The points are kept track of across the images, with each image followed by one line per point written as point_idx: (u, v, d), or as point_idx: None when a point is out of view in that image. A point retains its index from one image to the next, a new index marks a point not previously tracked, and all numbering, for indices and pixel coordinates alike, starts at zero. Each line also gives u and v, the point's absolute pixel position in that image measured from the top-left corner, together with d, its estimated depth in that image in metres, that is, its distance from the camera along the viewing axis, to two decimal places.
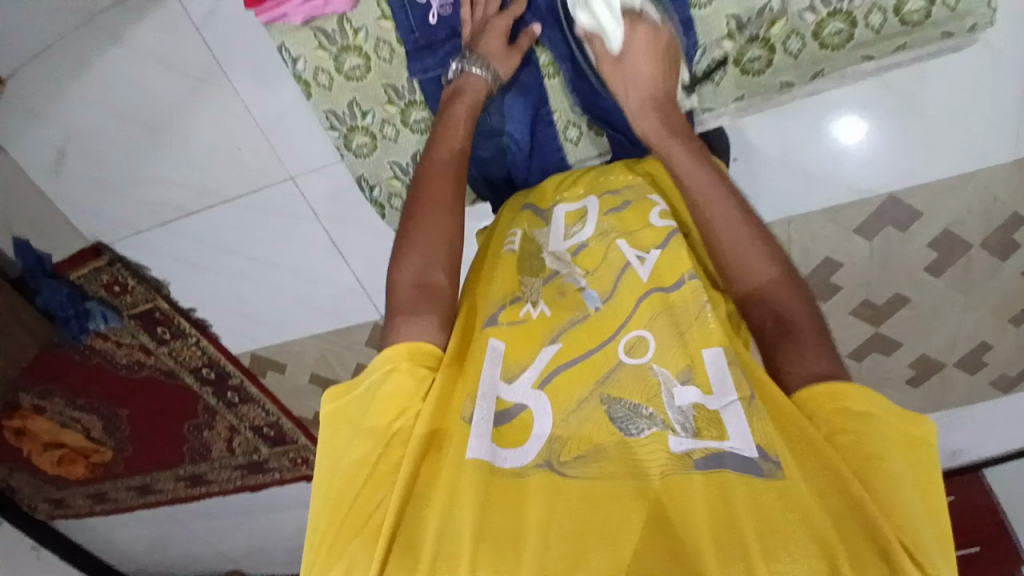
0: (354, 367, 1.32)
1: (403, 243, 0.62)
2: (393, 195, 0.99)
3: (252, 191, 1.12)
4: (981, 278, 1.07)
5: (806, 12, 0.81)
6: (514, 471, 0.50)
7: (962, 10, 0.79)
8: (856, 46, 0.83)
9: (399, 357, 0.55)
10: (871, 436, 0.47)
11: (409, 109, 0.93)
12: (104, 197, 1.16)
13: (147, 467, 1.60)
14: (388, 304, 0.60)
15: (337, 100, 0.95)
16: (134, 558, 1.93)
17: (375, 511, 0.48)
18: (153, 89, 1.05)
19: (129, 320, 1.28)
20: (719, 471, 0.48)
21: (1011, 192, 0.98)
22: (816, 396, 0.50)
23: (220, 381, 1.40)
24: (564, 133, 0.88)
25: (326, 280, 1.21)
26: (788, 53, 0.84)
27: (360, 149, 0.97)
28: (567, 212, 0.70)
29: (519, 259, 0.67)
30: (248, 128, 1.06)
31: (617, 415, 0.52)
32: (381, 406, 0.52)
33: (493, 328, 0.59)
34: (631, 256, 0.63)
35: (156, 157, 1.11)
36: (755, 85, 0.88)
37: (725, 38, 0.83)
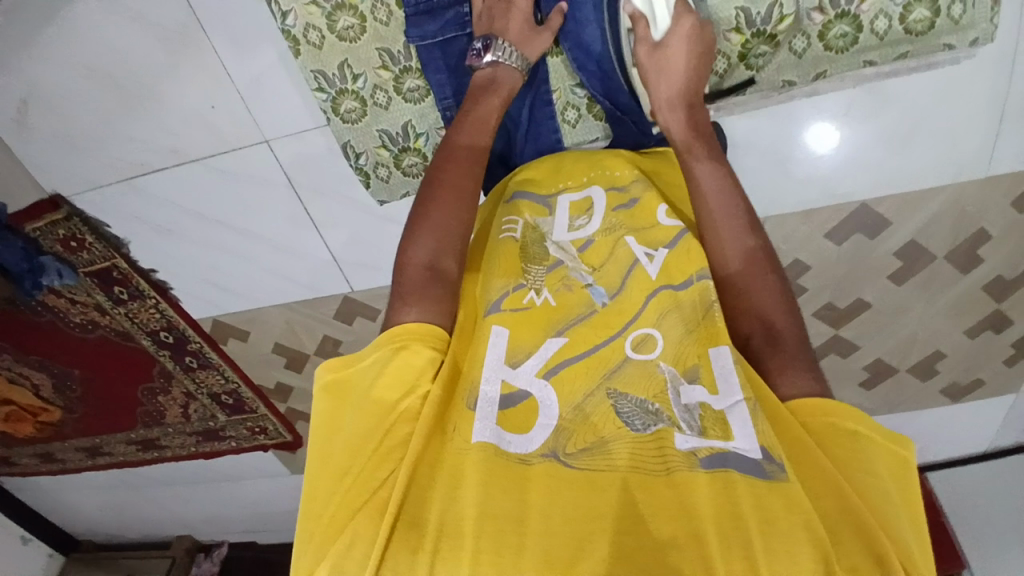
0: (320, 339, 1.32)
1: (419, 222, 0.65)
2: (380, 163, 0.99)
3: (224, 153, 1.07)
4: (943, 291, 1.10)
5: (814, 11, 0.80)
6: (520, 457, 0.50)
7: (966, 22, 0.79)
8: (859, 50, 0.83)
9: (410, 336, 0.55)
10: (860, 451, 0.49)
11: (403, 76, 0.91)
12: (61, 146, 1.08)
13: (97, 430, 1.55)
14: (398, 282, 0.61)
15: (327, 60, 0.90)
16: (77, 518, 1.88)
17: (380, 487, 0.47)
18: (120, 38, 0.97)
19: (86, 278, 1.22)
20: (725, 471, 0.49)
21: (978, 208, 1.00)
22: (807, 408, 0.53)
23: (178, 346, 1.35)
24: (563, 115, 0.86)
25: (297, 250, 1.18)
26: (792, 52, 0.84)
27: (349, 113, 0.94)
28: (571, 202, 0.71)
29: (523, 246, 0.67)
30: (222, 86, 1.00)
31: (624, 410, 0.53)
32: (390, 382, 0.52)
33: (496, 314, 0.60)
34: (639, 252, 0.65)
35: (122, 108, 1.04)
36: (756, 81, 0.86)
37: (733, 31, 0.81)
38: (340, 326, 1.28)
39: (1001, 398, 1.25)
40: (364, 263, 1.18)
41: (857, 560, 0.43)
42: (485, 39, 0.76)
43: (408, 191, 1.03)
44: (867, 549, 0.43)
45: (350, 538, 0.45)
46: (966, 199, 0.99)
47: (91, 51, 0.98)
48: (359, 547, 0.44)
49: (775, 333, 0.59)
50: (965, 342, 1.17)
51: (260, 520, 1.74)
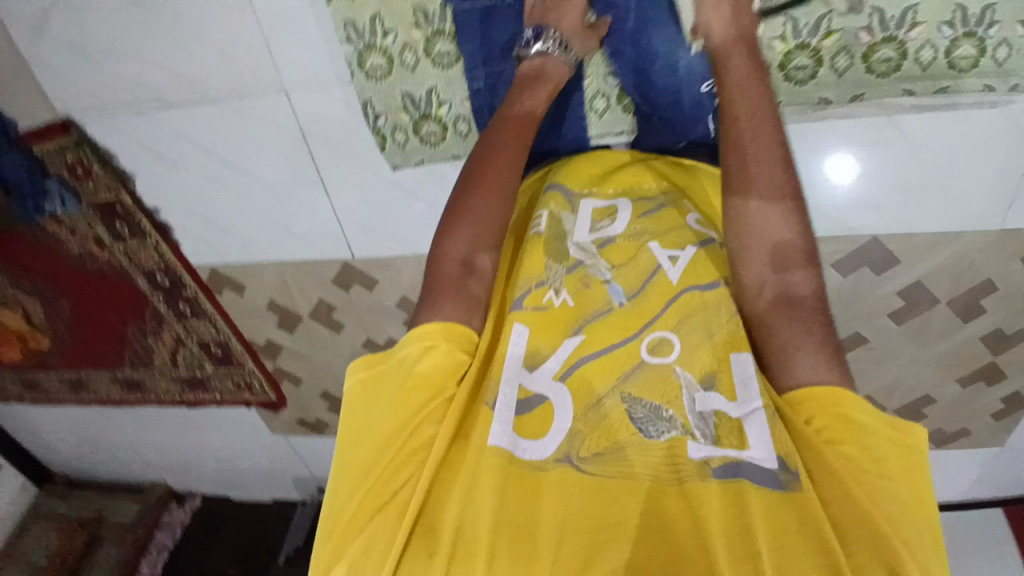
0: (315, 302, 1.32)
1: (452, 219, 0.63)
2: (398, 126, 0.99)
3: (242, 98, 1.04)
4: (940, 337, 1.10)
5: (862, 31, 0.79)
6: (535, 463, 0.51)
7: (1008, 67, 0.78)
8: (900, 79, 0.82)
9: (440, 337, 0.56)
10: (868, 441, 0.49)
11: (434, 40, 0.89)
12: (72, 68, 1.04)
13: (82, 363, 1.54)
14: (430, 280, 0.61)
15: (360, 11, 0.89)
16: (49, 448, 1.87)
17: (401, 489, 0.49)
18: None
19: (89, 209, 1.22)
20: (737, 480, 0.49)
21: (988, 259, 0.99)
22: (815, 397, 0.52)
23: (173, 290, 1.35)
24: (591, 102, 0.84)
25: (303, 210, 1.17)
26: (833, 70, 0.83)
27: (374, 70, 0.93)
28: (594, 207, 0.70)
29: (546, 241, 0.65)
30: (247, 27, 0.96)
31: (637, 415, 0.53)
32: (418, 383, 0.53)
33: (518, 312, 0.59)
34: (662, 257, 0.64)
35: (140, 38, 1.00)
36: (794, 94, 0.86)
37: (778, 39, 0.81)
38: (336, 291, 1.28)
39: (980, 451, 1.26)
40: (369, 232, 1.18)
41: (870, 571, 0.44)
42: (537, 28, 0.76)
43: (422, 160, 1.03)
44: (879, 557, 0.44)
45: (371, 537, 0.47)
46: (979, 247, 0.98)
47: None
48: (379, 546, 0.46)
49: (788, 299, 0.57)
50: (954, 390, 1.17)
51: (234, 473, 1.75)
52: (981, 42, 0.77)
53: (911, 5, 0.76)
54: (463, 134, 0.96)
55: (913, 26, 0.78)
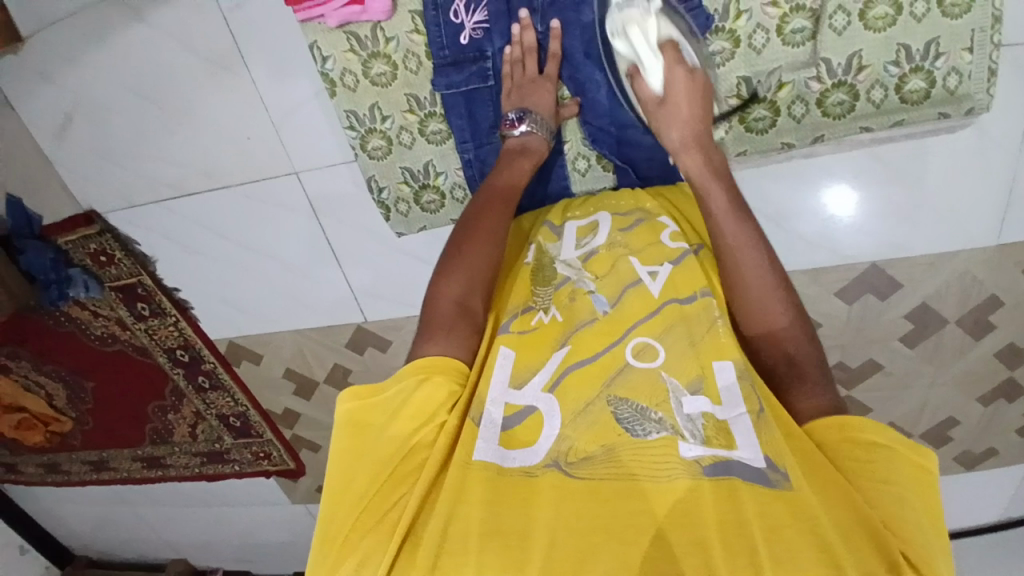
0: (330, 367, 1.35)
1: (447, 265, 0.67)
2: (401, 199, 1.03)
3: (254, 180, 1.12)
4: (953, 356, 1.10)
5: (812, 80, 0.85)
6: (524, 471, 0.52)
7: (962, 92, 0.82)
8: (856, 117, 0.86)
9: (434, 368, 0.58)
10: (881, 462, 0.50)
11: (428, 120, 0.96)
12: (104, 164, 1.15)
13: (104, 444, 1.57)
14: (428, 317, 0.64)
15: (359, 102, 0.96)
16: (76, 534, 1.88)
17: (392, 509, 0.50)
18: (166, 65, 1.04)
19: (110, 292, 1.26)
20: (728, 478, 0.49)
21: (989, 274, 1.01)
22: (826, 426, 0.54)
23: (193, 364, 1.38)
24: (574, 163, 0.91)
25: (317, 281, 1.22)
26: (791, 117, 0.88)
27: (375, 151, 0.99)
28: (578, 226, 0.75)
29: (534, 270, 0.70)
30: (260, 118, 1.06)
31: (624, 416, 0.54)
32: (410, 412, 0.55)
33: (505, 335, 0.64)
34: (642, 272, 0.67)
35: (166, 136, 1.10)
36: (757, 143, 0.90)
37: (735, 97, 0.87)
38: (351, 355, 1.31)
39: (1013, 470, 1.23)
40: (381, 295, 1.21)
41: (873, 568, 0.43)
42: (520, 111, 0.81)
43: (425, 226, 1.06)
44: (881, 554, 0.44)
45: (362, 558, 0.48)
46: (979, 264, 1.00)
47: (140, 77, 1.05)
48: (371, 563, 0.48)
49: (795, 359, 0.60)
50: (976, 410, 1.16)
51: (257, 547, 1.74)
52: (929, 74, 0.82)
53: (855, 52, 0.83)
54: (461, 201, 1.01)
55: (860, 70, 0.84)
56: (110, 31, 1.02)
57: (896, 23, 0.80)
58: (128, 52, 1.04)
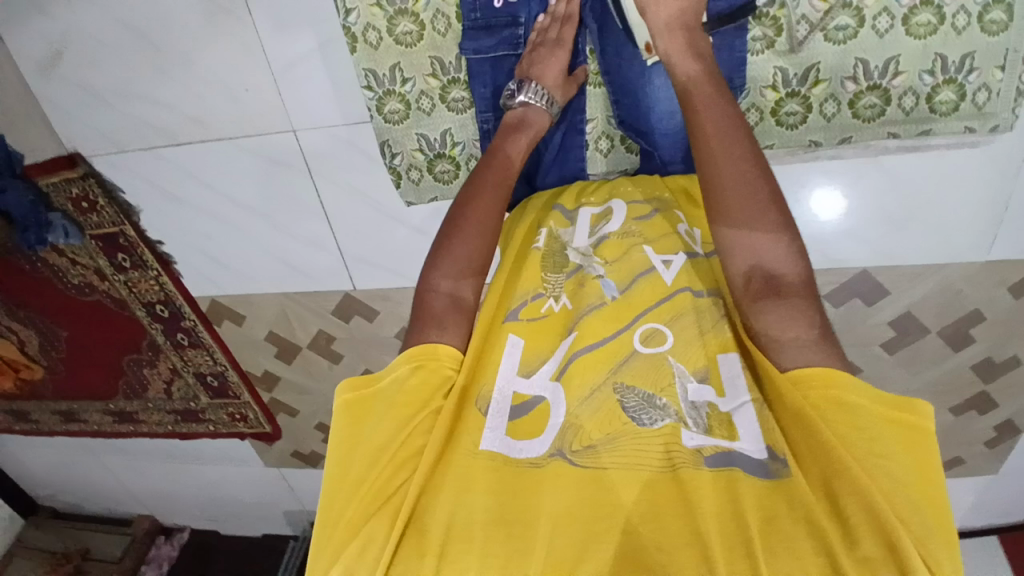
0: (314, 333, 1.33)
1: (441, 253, 0.66)
2: (413, 166, 1.01)
3: (249, 135, 1.08)
4: (931, 365, 1.12)
5: (848, 80, 0.84)
6: (531, 461, 0.52)
7: (988, 110, 0.83)
8: (884, 122, 0.86)
9: (428, 356, 0.57)
10: (867, 425, 0.46)
11: (450, 87, 0.93)
12: (92, 106, 1.10)
13: (74, 395, 1.54)
14: (419, 313, 0.63)
15: (381, 60, 0.92)
16: (37, 482, 1.85)
17: (395, 492, 0.49)
18: (159, 6, 0.98)
19: (90, 240, 1.23)
20: (730, 469, 0.49)
21: (974, 288, 1.02)
22: (811, 377, 0.49)
23: (172, 321, 1.35)
24: (597, 143, 0.89)
25: (305, 242, 1.20)
26: (822, 115, 0.87)
27: (392, 114, 0.96)
28: (593, 213, 0.73)
29: (544, 256, 0.68)
30: (259, 71, 1.02)
31: (629, 404, 0.54)
32: (406, 398, 0.54)
33: (513, 323, 0.62)
34: (656, 260, 0.65)
35: (160, 80, 1.06)
36: (785, 138, 0.90)
37: (769, 87, 0.86)
38: (335, 321, 1.29)
39: (974, 480, 1.26)
40: (370, 263, 1.19)
41: (870, 550, 0.42)
42: (519, 82, 0.80)
43: (435, 198, 1.04)
44: (880, 536, 0.41)
45: (365, 540, 0.47)
46: (968, 276, 1.01)
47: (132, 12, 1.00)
48: (373, 548, 0.46)
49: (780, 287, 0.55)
50: (947, 419, 1.19)
51: (223, 507, 1.73)
52: (960, 87, 0.82)
53: (893, 56, 0.81)
54: None
55: (895, 75, 0.83)
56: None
57: (936, 33, 0.79)
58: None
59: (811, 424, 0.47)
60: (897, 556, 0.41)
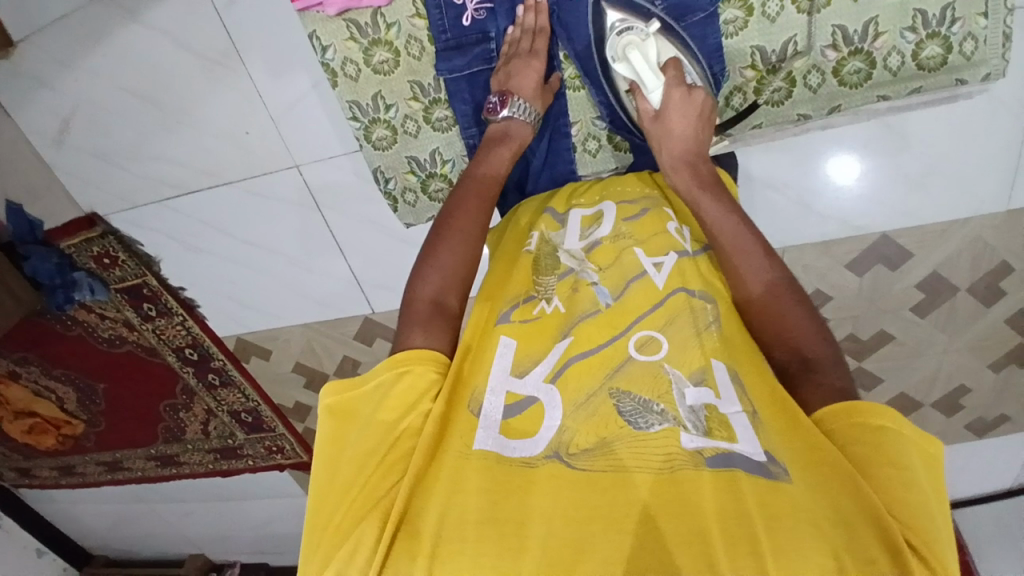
0: (340, 359, 1.34)
1: (426, 257, 0.67)
2: (408, 188, 1.02)
3: (255, 175, 1.11)
4: (964, 324, 1.09)
5: (828, 48, 0.83)
6: (524, 460, 0.51)
7: (978, 59, 0.80)
8: (873, 86, 0.85)
9: (414, 360, 0.57)
10: (892, 446, 0.47)
11: (432, 107, 0.94)
12: (104, 166, 1.14)
13: (117, 445, 1.58)
14: (405, 313, 0.63)
15: (362, 91, 0.94)
16: (94, 534, 1.91)
17: (383, 496, 0.49)
18: (155, 64, 1.03)
19: (116, 294, 1.26)
20: (729, 469, 0.48)
21: (1000, 240, 1.00)
22: (831, 413, 0.51)
23: (202, 363, 1.38)
24: (584, 144, 0.90)
25: (321, 274, 1.22)
26: (807, 87, 0.86)
27: (380, 141, 0.98)
28: (583, 216, 0.73)
29: (535, 259, 0.69)
30: (255, 114, 1.05)
31: (626, 409, 0.53)
32: (392, 403, 0.54)
33: (505, 325, 0.63)
34: (647, 264, 0.65)
35: (163, 134, 1.09)
36: (773, 115, 0.89)
37: (749, 67, 0.85)
38: (358, 347, 1.30)
39: None
40: (387, 286, 1.20)
41: (873, 553, 0.42)
42: (502, 95, 0.79)
43: (434, 217, 1.05)
44: (883, 540, 0.42)
45: (355, 544, 0.47)
46: (991, 230, 0.99)
47: (130, 73, 1.05)
48: (362, 551, 0.46)
49: (806, 353, 0.57)
50: (989, 377, 1.15)
51: (272, 541, 1.75)
52: (946, 40, 0.80)
53: (871, 18, 0.80)
54: None
55: (876, 37, 0.81)
56: (104, 30, 1.02)
57: None
58: (123, 50, 1.03)
59: (836, 456, 0.48)
60: (901, 559, 0.41)
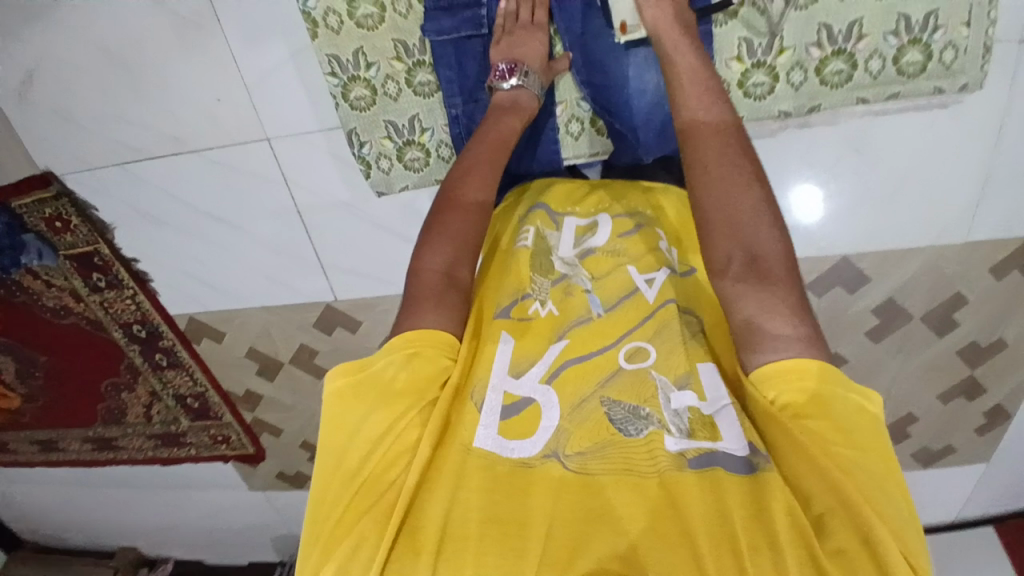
0: (296, 346, 1.30)
1: (430, 232, 0.64)
2: (382, 155, 1.00)
3: (224, 146, 1.07)
4: (917, 351, 1.12)
5: (812, 46, 0.87)
6: (522, 461, 0.50)
7: (956, 68, 0.85)
8: (853, 87, 0.88)
9: (423, 343, 0.55)
10: (840, 420, 0.47)
11: (416, 70, 0.94)
12: (62, 125, 1.08)
13: (53, 424, 1.49)
14: (411, 287, 0.60)
15: (342, 46, 0.92)
16: (15, 518, 1.80)
17: (388, 489, 0.48)
18: (124, 20, 0.98)
19: (65, 261, 1.19)
20: (711, 469, 0.48)
21: (955, 271, 1.03)
22: (784, 371, 0.49)
23: (150, 341, 1.31)
24: (566, 126, 0.89)
25: (285, 254, 1.18)
26: (790, 84, 0.89)
27: (358, 101, 0.96)
28: (578, 224, 0.72)
29: (532, 255, 0.68)
30: (230, 81, 1.01)
31: (616, 417, 0.52)
32: (400, 389, 0.52)
33: (503, 320, 0.61)
34: (640, 280, 0.64)
35: (129, 96, 1.05)
36: (753, 109, 0.91)
37: (734, 58, 0.88)
38: (318, 334, 1.27)
39: (969, 468, 1.26)
40: (357, 274, 1.18)
41: (843, 542, 0.43)
42: (511, 63, 0.79)
43: (407, 187, 1.03)
44: (855, 527, 0.43)
45: (358, 538, 0.46)
46: (948, 260, 1.02)
47: (96, 24, 0.99)
48: (364, 549, 0.46)
49: (760, 263, 0.55)
50: (937, 407, 1.18)
51: (209, 535, 1.68)
52: (926, 47, 0.85)
53: (855, 19, 0.85)
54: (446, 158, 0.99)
55: (859, 39, 0.86)
56: None
57: None
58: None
59: (789, 431, 0.47)
60: (871, 544, 0.42)
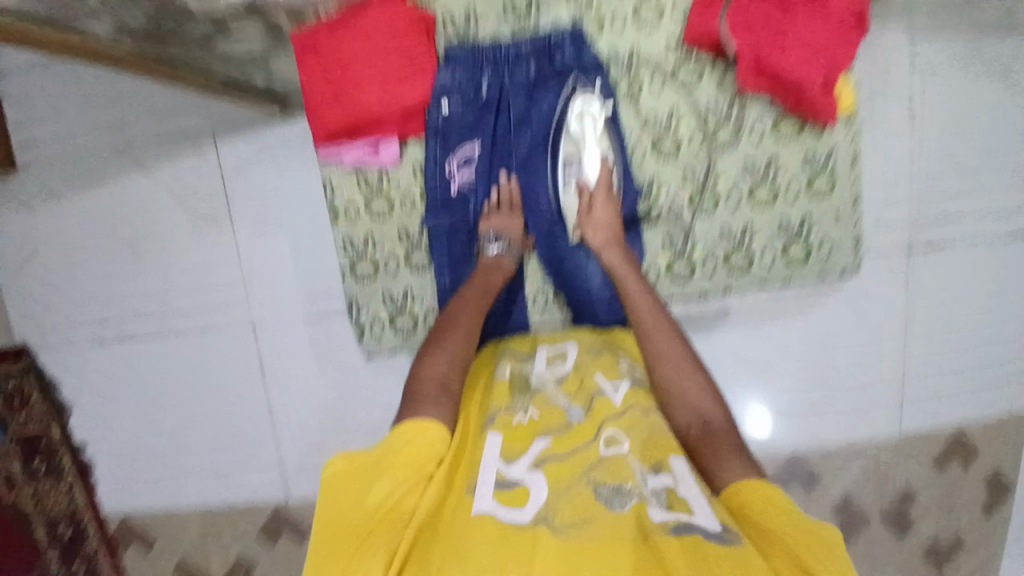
0: (231, 558, 1.17)
1: (432, 347, 0.77)
2: (377, 322, 1.07)
3: (206, 331, 1.13)
4: (880, 555, 1.11)
5: (716, 245, 1.03)
6: (517, 524, 0.56)
7: (833, 259, 1.04)
8: (754, 276, 1.04)
9: (420, 428, 0.64)
10: (797, 526, 0.56)
11: (415, 253, 1.04)
12: (52, 305, 1.14)
13: None
14: (415, 391, 0.70)
15: (355, 231, 1.04)
16: None
17: (388, 542, 0.56)
18: (144, 213, 1.11)
19: (9, 443, 1.14)
20: (693, 536, 0.54)
21: (895, 467, 1.10)
22: (750, 496, 0.59)
23: (72, 546, 1.17)
24: (533, 299, 1.02)
25: (245, 444, 1.16)
26: (704, 274, 1.04)
27: (362, 276, 1.05)
28: (548, 353, 0.81)
29: (511, 383, 0.74)
30: (229, 268, 1.11)
31: (602, 493, 0.58)
32: (401, 460, 0.62)
33: (492, 424, 0.67)
34: (608, 386, 0.72)
35: (127, 280, 1.13)
36: (678, 294, 1.04)
37: (660, 255, 1.03)
38: (258, 540, 1.16)
39: None
40: (310, 467, 1.15)
41: None
42: (497, 234, 0.94)
43: (396, 351, 1.09)
44: None
45: None
46: (886, 453, 1.10)
47: (118, 210, 1.11)
48: None
49: (709, 429, 0.68)
50: None
51: None
52: (807, 245, 1.02)
53: (746, 224, 1.02)
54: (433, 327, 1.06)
55: (753, 239, 1.02)
56: (104, 176, 1.10)
57: (779, 202, 1.01)
58: (119, 190, 1.10)
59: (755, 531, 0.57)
60: None
